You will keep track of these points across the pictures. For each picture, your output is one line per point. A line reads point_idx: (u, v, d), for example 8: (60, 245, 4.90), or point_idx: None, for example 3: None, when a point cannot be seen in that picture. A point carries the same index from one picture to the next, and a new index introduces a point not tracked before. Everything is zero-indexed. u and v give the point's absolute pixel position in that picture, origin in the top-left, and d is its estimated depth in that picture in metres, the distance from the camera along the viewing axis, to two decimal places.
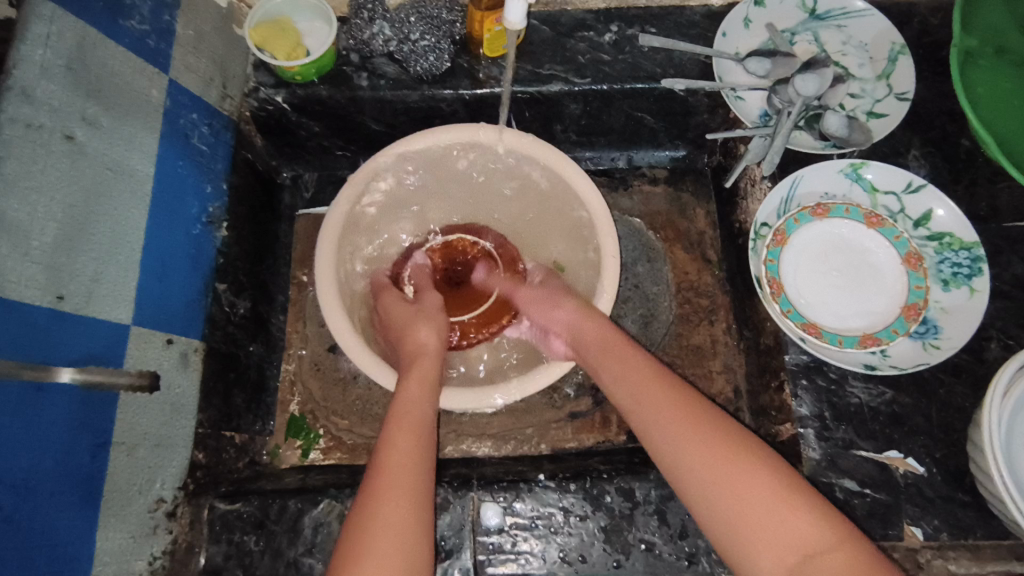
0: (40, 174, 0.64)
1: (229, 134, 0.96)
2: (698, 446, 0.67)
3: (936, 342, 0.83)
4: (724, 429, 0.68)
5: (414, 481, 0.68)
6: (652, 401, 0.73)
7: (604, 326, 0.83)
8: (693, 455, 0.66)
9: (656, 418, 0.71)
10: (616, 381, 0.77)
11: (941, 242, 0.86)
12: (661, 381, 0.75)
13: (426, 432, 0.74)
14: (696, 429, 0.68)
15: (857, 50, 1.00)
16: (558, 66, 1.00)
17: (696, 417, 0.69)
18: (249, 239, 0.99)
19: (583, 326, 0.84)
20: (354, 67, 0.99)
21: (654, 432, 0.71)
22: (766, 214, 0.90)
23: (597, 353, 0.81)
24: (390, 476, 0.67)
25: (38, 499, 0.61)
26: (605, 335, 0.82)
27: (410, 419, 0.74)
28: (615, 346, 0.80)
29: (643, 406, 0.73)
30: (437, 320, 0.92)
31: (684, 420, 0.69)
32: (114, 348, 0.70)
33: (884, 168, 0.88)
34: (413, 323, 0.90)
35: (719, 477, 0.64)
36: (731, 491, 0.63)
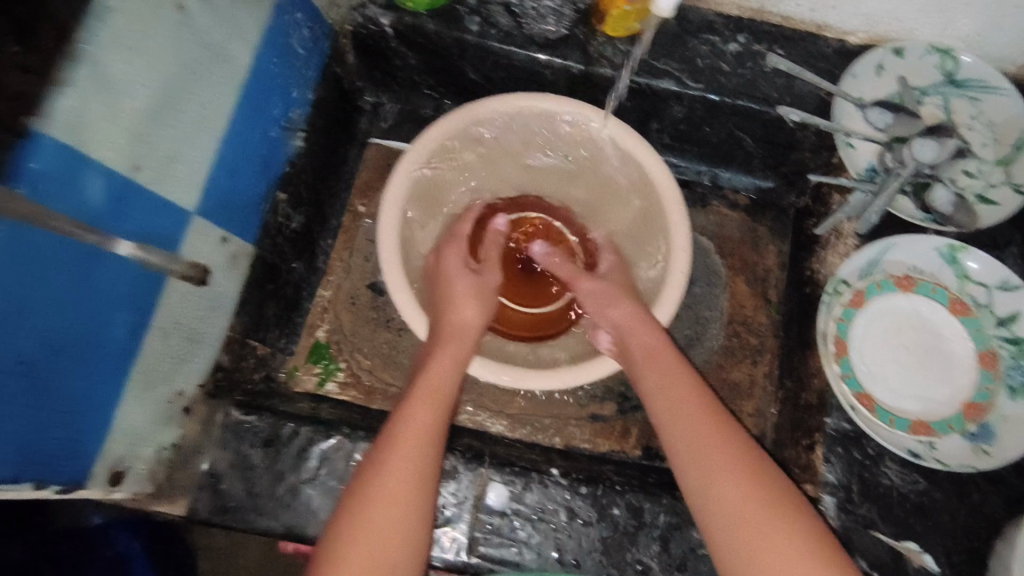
0: (146, 36, 0.61)
1: (328, 44, 0.93)
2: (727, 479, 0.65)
3: (987, 447, 0.80)
4: (755, 467, 0.66)
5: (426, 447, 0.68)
6: (682, 426, 0.71)
7: (658, 338, 0.80)
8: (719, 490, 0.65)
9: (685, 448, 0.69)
10: (657, 394, 0.75)
11: (1020, 347, 0.82)
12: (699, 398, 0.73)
13: (446, 401, 0.73)
14: (727, 465, 0.66)
15: (983, 128, 0.95)
16: (674, 64, 0.96)
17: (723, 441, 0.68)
18: (320, 155, 0.96)
19: (637, 334, 0.81)
20: (468, 10, 0.95)
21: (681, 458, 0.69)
22: (848, 271, 0.87)
23: (642, 358, 0.78)
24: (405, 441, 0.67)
25: (70, 362, 0.59)
26: (651, 349, 0.78)
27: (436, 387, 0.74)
28: (662, 356, 0.77)
29: (676, 427, 0.71)
30: (483, 294, 0.87)
31: (715, 452, 0.67)
32: (173, 231, 0.68)
33: (985, 257, 0.84)
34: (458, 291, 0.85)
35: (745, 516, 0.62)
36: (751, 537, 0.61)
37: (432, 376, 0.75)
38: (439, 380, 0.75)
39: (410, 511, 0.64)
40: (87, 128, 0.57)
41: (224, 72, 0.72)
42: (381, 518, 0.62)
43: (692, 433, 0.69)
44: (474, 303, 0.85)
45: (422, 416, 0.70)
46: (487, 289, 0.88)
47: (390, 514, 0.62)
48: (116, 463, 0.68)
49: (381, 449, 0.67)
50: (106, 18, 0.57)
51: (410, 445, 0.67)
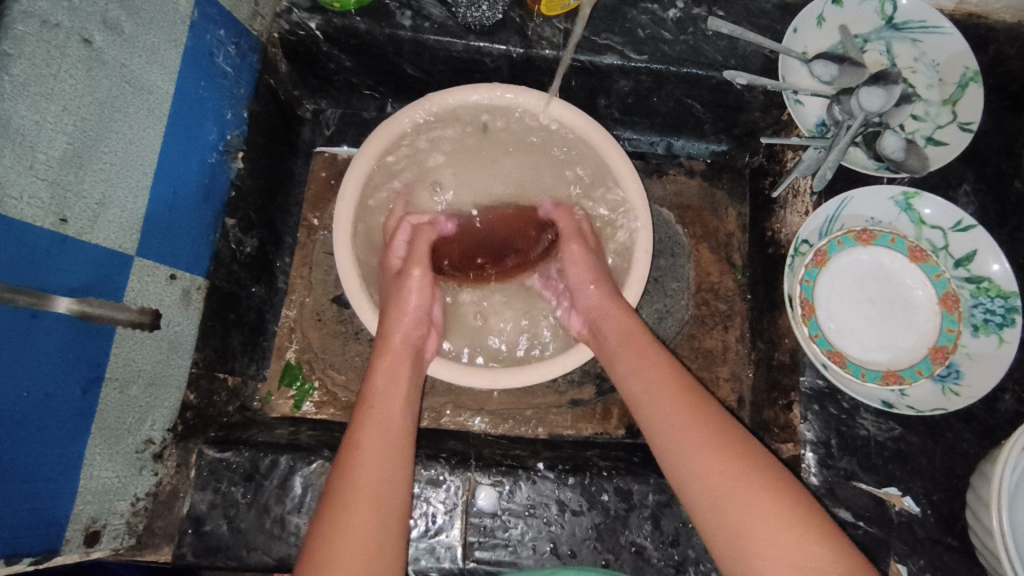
0: (53, 79, 0.57)
1: (255, 56, 0.89)
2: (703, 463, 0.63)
3: (956, 388, 0.81)
4: (732, 441, 0.64)
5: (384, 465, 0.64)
6: (661, 416, 0.69)
7: (631, 320, 0.80)
8: (697, 470, 0.64)
9: (663, 436, 0.68)
10: (632, 379, 0.74)
11: (978, 286, 0.84)
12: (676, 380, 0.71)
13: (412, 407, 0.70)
14: (706, 446, 0.64)
15: (927, 69, 0.95)
16: (615, 37, 0.93)
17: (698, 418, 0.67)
18: (264, 172, 0.93)
19: (613, 318, 0.80)
20: (398, 4, 0.91)
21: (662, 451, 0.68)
22: (808, 231, 0.88)
23: (619, 345, 0.78)
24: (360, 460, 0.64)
25: (25, 433, 0.57)
26: (628, 333, 0.78)
27: (386, 396, 0.71)
28: (636, 338, 0.77)
29: (651, 407, 0.71)
30: (426, 285, 0.83)
31: (689, 439, 0.66)
32: (115, 278, 0.66)
33: (938, 201, 0.85)
34: (398, 287, 0.82)
35: (730, 500, 0.60)
36: (738, 518, 0.59)
37: (381, 388, 0.72)
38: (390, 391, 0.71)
39: (376, 535, 0.59)
40: (3, 186, 0.53)
41: (146, 104, 0.69)
42: (355, 537, 0.58)
43: (670, 419, 0.68)
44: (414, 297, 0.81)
45: (382, 433, 0.66)
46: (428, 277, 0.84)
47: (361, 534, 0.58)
48: (92, 522, 0.66)
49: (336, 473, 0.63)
50: (8, 66, 0.53)
51: (368, 461, 0.64)
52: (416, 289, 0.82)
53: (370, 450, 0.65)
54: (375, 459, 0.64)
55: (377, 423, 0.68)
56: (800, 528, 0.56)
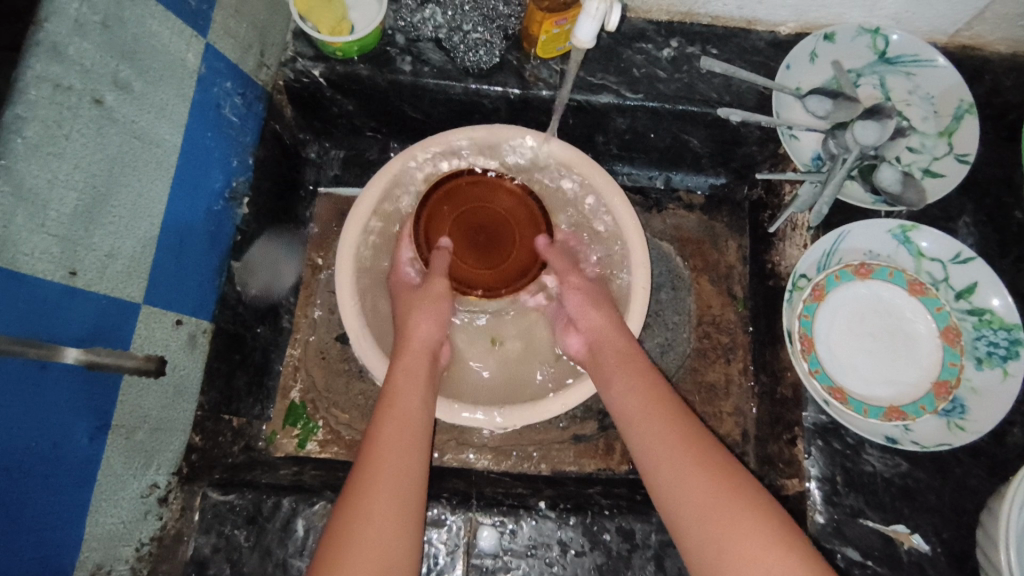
0: (65, 140, 0.60)
1: (261, 104, 0.92)
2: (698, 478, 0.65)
3: (962, 422, 0.80)
4: (718, 459, 0.66)
5: (402, 472, 0.66)
6: (654, 432, 0.70)
7: (625, 340, 0.82)
8: (692, 481, 0.65)
9: (655, 449, 0.70)
10: (623, 395, 0.76)
11: (981, 318, 0.83)
12: (663, 400, 0.73)
13: (416, 422, 0.72)
14: (700, 462, 0.66)
15: (922, 102, 0.96)
16: (611, 77, 0.95)
17: (689, 436, 0.69)
18: (269, 215, 0.95)
19: (608, 338, 0.82)
20: (399, 50, 0.94)
21: (650, 462, 0.70)
22: (806, 265, 0.88)
23: (615, 362, 0.79)
24: (381, 466, 0.66)
25: (31, 483, 0.58)
26: (621, 353, 0.80)
27: (403, 408, 0.73)
28: (630, 359, 0.79)
29: (641, 424, 0.72)
30: (439, 307, 0.85)
31: (681, 453, 0.67)
32: (122, 327, 0.67)
33: (935, 234, 0.85)
34: (414, 307, 0.84)
35: (723, 513, 0.62)
36: (729, 532, 0.60)
37: (401, 400, 0.74)
38: (407, 398, 0.74)
39: (390, 549, 0.61)
40: (16, 243, 0.56)
41: (155, 156, 0.71)
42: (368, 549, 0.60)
43: (665, 434, 0.70)
44: (429, 320, 0.83)
45: (391, 447, 0.68)
46: (445, 300, 0.86)
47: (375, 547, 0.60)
48: (97, 569, 0.67)
49: (353, 485, 0.65)
50: (20, 128, 0.56)
51: (379, 475, 0.65)
52: (431, 309, 0.84)
53: (389, 457, 0.67)
54: (393, 465, 0.67)
55: (397, 428, 0.70)
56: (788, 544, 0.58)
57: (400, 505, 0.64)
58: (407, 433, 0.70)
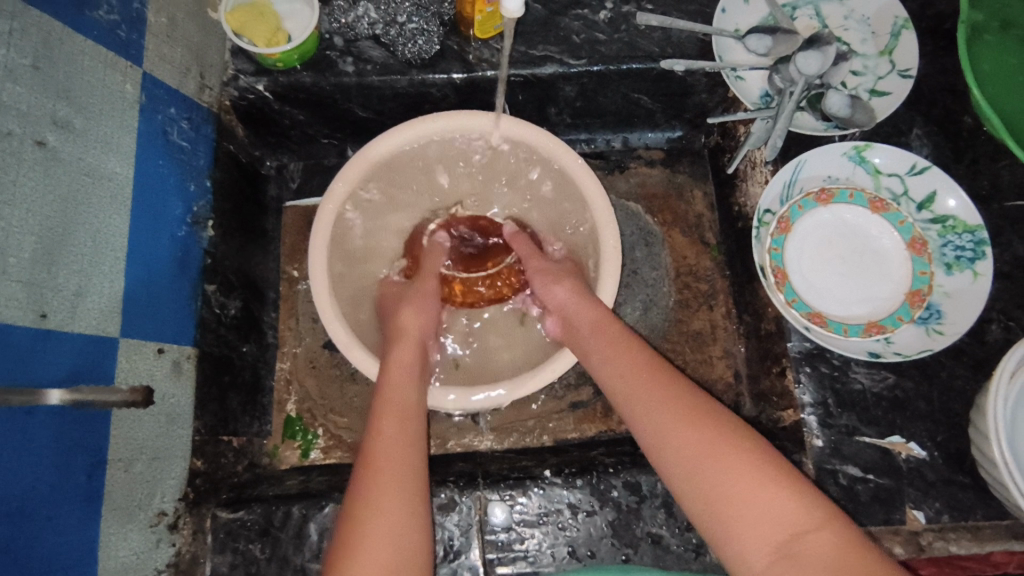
0: (14, 185, 0.60)
1: (210, 126, 0.92)
2: (687, 434, 0.66)
3: (940, 327, 0.82)
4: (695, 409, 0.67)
5: (406, 470, 0.67)
6: (642, 398, 0.71)
7: (598, 308, 0.81)
8: (676, 437, 0.66)
9: (640, 407, 0.70)
10: (604, 363, 0.76)
11: (944, 225, 0.85)
12: (642, 357, 0.74)
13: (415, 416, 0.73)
14: (689, 416, 0.67)
15: (859, 25, 0.97)
16: (552, 47, 0.96)
17: (666, 390, 0.70)
18: (236, 235, 0.95)
19: (583, 315, 0.82)
20: (339, 52, 0.94)
21: (641, 420, 0.71)
22: (769, 200, 0.89)
23: (599, 336, 0.79)
24: (384, 466, 0.67)
25: (36, 526, 0.59)
26: (598, 327, 0.80)
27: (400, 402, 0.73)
28: (609, 327, 0.79)
29: (623, 387, 0.73)
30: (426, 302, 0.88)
31: (668, 413, 0.68)
32: (103, 361, 0.68)
33: (889, 150, 0.87)
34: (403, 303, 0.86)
35: (705, 463, 0.63)
36: (720, 479, 0.62)
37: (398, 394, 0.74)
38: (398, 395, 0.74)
39: (407, 539, 0.62)
40: None
41: (109, 191, 0.71)
42: (382, 541, 0.61)
43: (652, 400, 0.70)
44: (416, 315, 0.85)
45: (396, 437, 0.69)
46: (431, 298, 0.89)
47: (390, 539, 0.62)
48: None
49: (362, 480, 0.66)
50: None
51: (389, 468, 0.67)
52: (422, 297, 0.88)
53: (390, 455, 0.68)
54: (396, 463, 0.67)
55: (398, 430, 0.70)
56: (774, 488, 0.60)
57: (407, 502, 0.65)
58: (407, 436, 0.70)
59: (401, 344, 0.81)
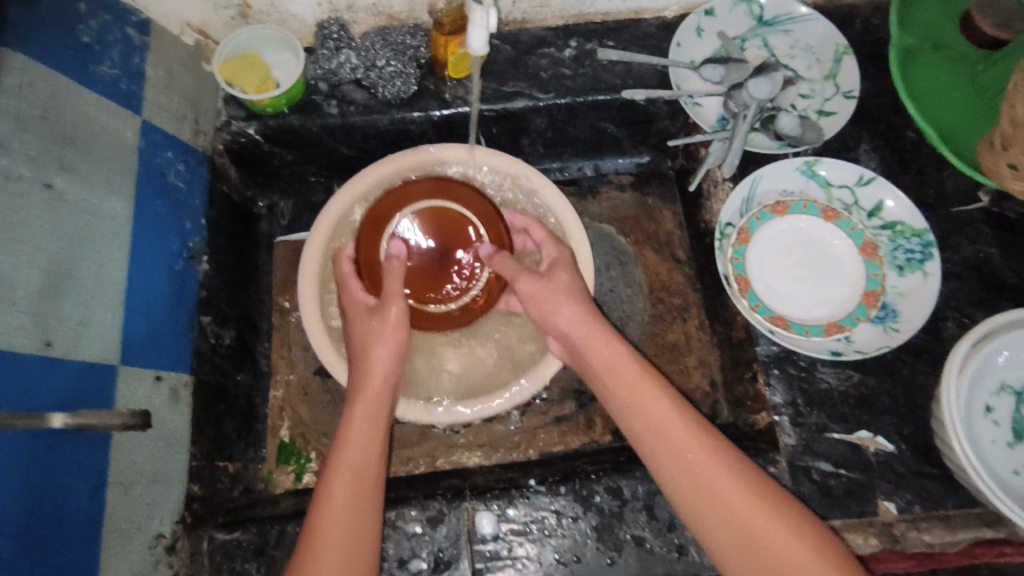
0: (23, 225, 0.65)
1: (205, 168, 0.98)
2: (720, 473, 0.69)
3: (896, 325, 0.87)
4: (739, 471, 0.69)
5: (349, 540, 0.67)
6: (672, 432, 0.72)
7: (618, 345, 0.80)
8: (720, 493, 0.68)
9: (674, 461, 0.71)
10: (627, 402, 0.76)
11: (894, 230, 0.91)
12: (675, 407, 0.74)
13: (368, 475, 0.72)
14: (720, 458, 0.70)
15: (804, 53, 1.05)
16: (522, 83, 1.03)
17: (705, 446, 0.71)
18: (229, 268, 1.00)
19: (598, 352, 0.80)
20: (324, 96, 1.02)
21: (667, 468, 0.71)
22: (729, 214, 0.95)
23: (629, 373, 0.77)
24: (324, 533, 0.67)
25: (40, 544, 0.62)
26: (615, 366, 0.78)
27: (353, 458, 0.73)
28: (622, 365, 0.78)
29: (652, 437, 0.73)
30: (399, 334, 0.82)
31: (701, 451, 0.70)
32: (104, 388, 0.72)
33: (836, 163, 0.93)
34: (369, 338, 0.81)
35: (750, 528, 0.65)
36: (762, 546, 0.64)
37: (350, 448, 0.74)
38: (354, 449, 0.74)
39: None
40: None
41: (111, 229, 0.77)
42: None
43: (683, 436, 0.72)
44: (385, 350, 0.81)
45: (343, 499, 0.70)
46: (402, 327, 0.82)
47: None
48: None
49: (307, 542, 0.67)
50: None
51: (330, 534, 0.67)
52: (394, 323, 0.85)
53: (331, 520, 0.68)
54: (334, 531, 0.67)
55: (347, 489, 0.71)
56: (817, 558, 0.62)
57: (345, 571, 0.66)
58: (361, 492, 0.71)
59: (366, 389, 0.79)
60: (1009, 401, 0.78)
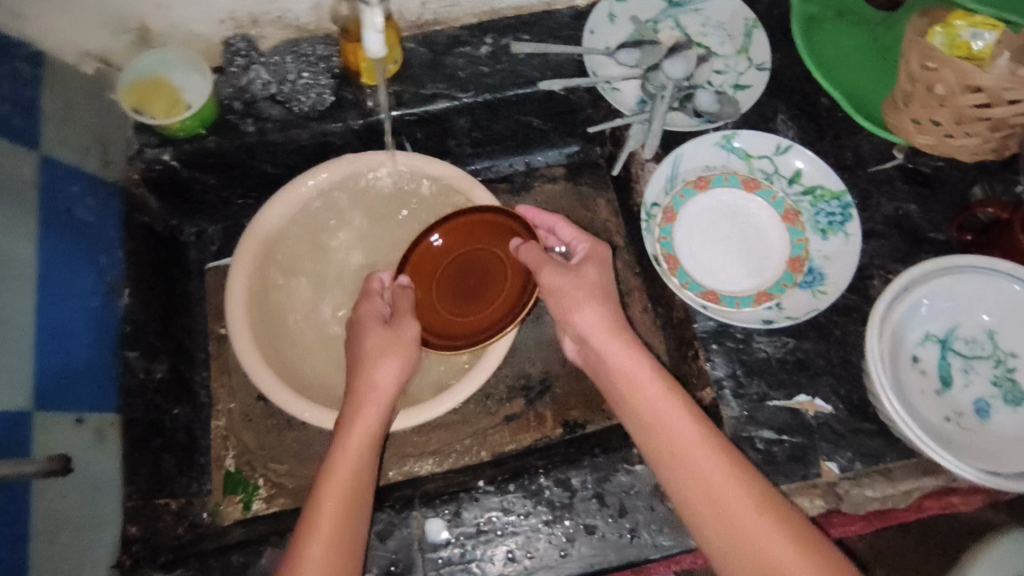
0: None
1: (119, 200, 0.95)
2: (745, 504, 0.65)
3: (823, 287, 0.89)
4: (759, 494, 0.65)
5: (334, 574, 0.65)
6: (704, 462, 0.67)
7: (645, 359, 0.74)
8: (729, 515, 0.65)
9: (683, 470, 0.68)
10: (645, 412, 0.72)
11: (814, 195, 0.93)
12: (691, 413, 0.71)
13: (360, 501, 0.71)
14: (739, 478, 0.66)
15: (716, 30, 1.06)
16: (440, 84, 1.02)
17: (729, 463, 0.67)
18: (157, 300, 0.97)
19: (622, 360, 0.75)
20: (238, 115, 0.99)
21: (676, 477, 0.69)
22: (654, 194, 0.95)
23: (662, 401, 0.72)
24: (307, 563, 0.65)
25: None
26: (636, 378, 0.74)
27: (343, 480, 0.71)
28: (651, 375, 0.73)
29: (670, 447, 0.70)
30: (407, 352, 0.79)
31: (732, 482, 0.66)
32: (18, 436, 0.70)
33: (752, 135, 0.95)
34: (377, 351, 0.79)
35: (759, 556, 0.62)
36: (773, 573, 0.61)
37: (343, 470, 0.71)
38: (350, 471, 0.72)
39: None
40: None
41: (13, 272, 0.74)
42: None
43: (712, 454, 0.68)
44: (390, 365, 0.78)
45: (328, 525, 0.68)
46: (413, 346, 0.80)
47: None
48: None
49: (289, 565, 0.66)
50: None
51: (316, 563, 0.65)
52: (402, 355, 0.79)
53: (314, 548, 0.66)
54: (317, 561, 0.65)
55: (337, 518, 0.69)
56: None
57: None
58: (341, 550, 0.67)
59: (365, 403, 0.76)
60: (933, 349, 0.81)
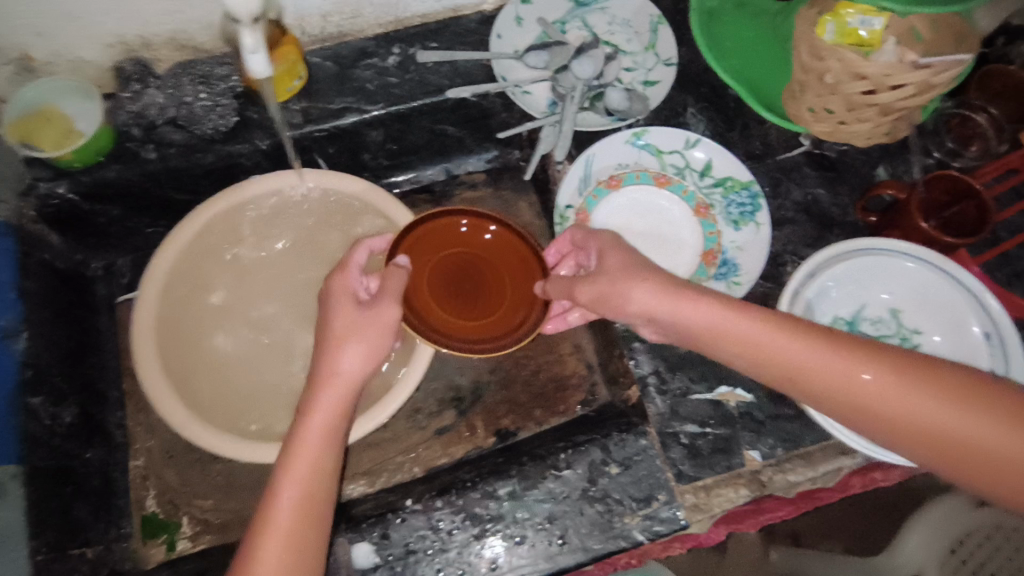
0: None
1: (11, 239, 0.89)
2: (835, 358, 0.59)
3: (738, 278, 0.90)
4: (845, 343, 0.59)
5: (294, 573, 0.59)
6: (779, 341, 0.61)
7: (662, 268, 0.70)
8: (834, 373, 0.59)
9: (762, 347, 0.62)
10: (695, 312, 0.66)
11: (725, 186, 0.94)
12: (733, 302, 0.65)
13: (317, 495, 0.64)
14: (811, 339, 0.61)
15: (623, 27, 1.06)
16: (349, 98, 1.01)
17: (797, 328, 0.61)
18: (62, 341, 0.92)
19: (635, 278, 0.70)
20: (138, 141, 0.95)
21: (759, 361, 0.63)
22: (568, 196, 0.95)
23: (710, 308, 0.65)
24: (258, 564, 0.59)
25: None
26: (663, 286, 0.68)
27: (305, 470, 0.64)
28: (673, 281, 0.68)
29: (733, 338, 0.64)
30: (380, 339, 0.72)
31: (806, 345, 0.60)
32: None
33: (662, 131, 0.95)
34: (344, 339, 0.72)
35: (893, 393, 0.56)
36: (906, 407, 0.55)
37: (301, 461, 0.64)
38: (311, 459, 0.65)
39: None
40: None
41: None
42: None
43: (772, 329, 0.62)
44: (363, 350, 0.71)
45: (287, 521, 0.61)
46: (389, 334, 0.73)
47: None
48: None
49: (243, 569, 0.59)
50: None
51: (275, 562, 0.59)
52: (366, 342, 0.71)
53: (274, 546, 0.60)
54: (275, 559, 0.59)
55: (296, 516, 0.62)
56: (972, 408, 0.53)
57: None
58: (301, 549, 0.61)
59: (329, 388, 0.69)
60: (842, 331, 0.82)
